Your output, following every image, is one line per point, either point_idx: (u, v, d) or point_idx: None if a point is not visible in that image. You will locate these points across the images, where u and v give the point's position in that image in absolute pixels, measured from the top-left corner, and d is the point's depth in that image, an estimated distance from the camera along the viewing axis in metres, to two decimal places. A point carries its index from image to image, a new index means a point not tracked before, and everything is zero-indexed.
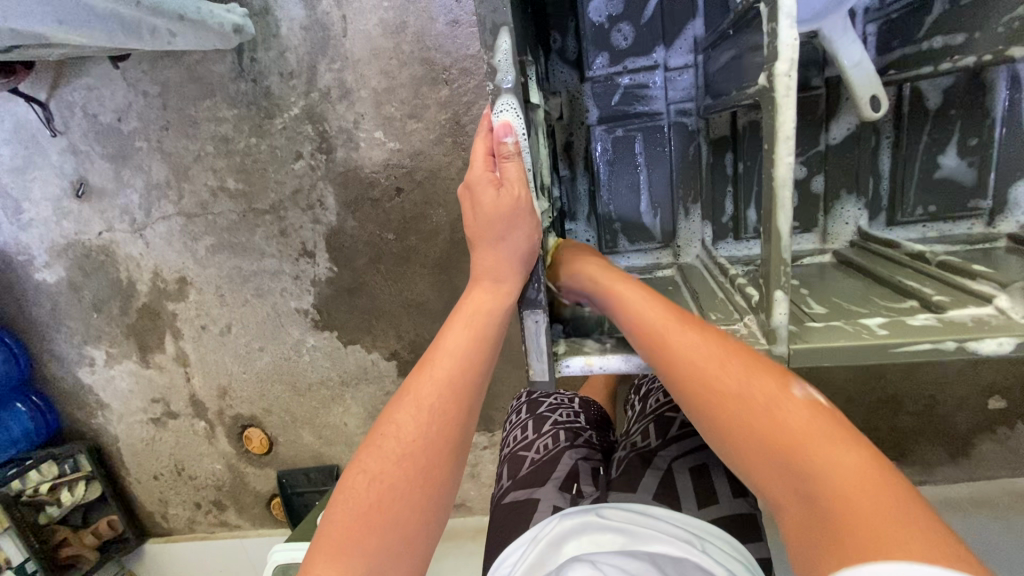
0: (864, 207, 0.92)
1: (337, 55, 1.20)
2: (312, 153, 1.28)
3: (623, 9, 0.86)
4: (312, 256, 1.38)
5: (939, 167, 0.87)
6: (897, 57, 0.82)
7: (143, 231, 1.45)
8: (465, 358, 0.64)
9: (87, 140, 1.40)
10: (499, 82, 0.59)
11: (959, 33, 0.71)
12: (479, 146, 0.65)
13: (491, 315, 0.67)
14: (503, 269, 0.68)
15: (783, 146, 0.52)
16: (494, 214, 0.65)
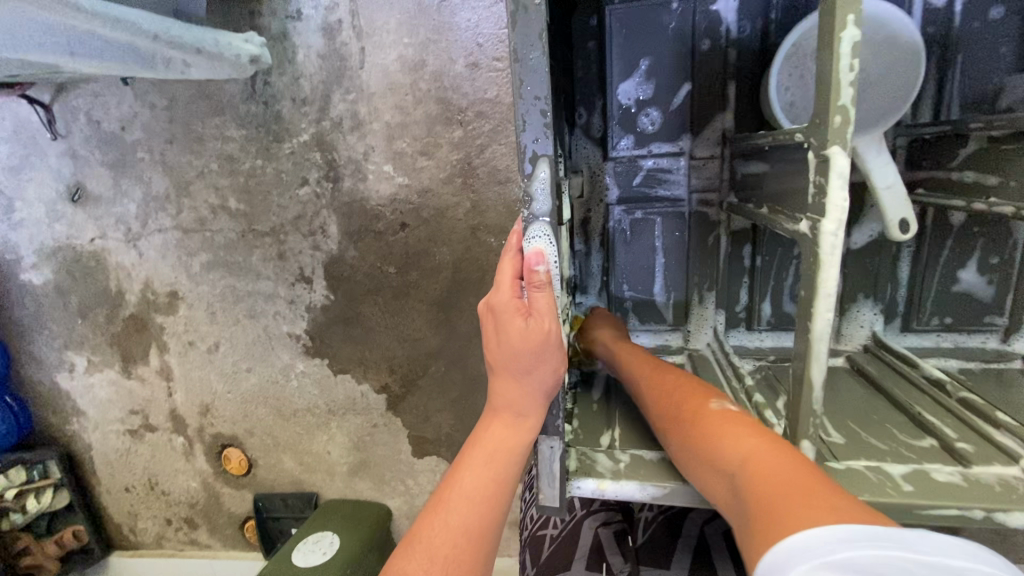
0: (879, 312, 0.88)
1: (352, 86, 1.18)
2: (318, 180, 1.26)
3: (652, 95, 0.85)
4: (309, 283, 1.35)
5: (958, 281, 0.85)
6: (925, 177, 0.82)
7: (137, 242, 1.42)
8: (481, 501, 0.62)
9: (88, 145, 1.36)
10: (533, 209, 0.57)
11: (990, 174, 0.70)
12: (507, 269, 0.61)
13: (511, 454, 0.63)
14: (526, 403, 0.63)
15: (823, 302, 0.53)
16: (519, 348, 0.60)
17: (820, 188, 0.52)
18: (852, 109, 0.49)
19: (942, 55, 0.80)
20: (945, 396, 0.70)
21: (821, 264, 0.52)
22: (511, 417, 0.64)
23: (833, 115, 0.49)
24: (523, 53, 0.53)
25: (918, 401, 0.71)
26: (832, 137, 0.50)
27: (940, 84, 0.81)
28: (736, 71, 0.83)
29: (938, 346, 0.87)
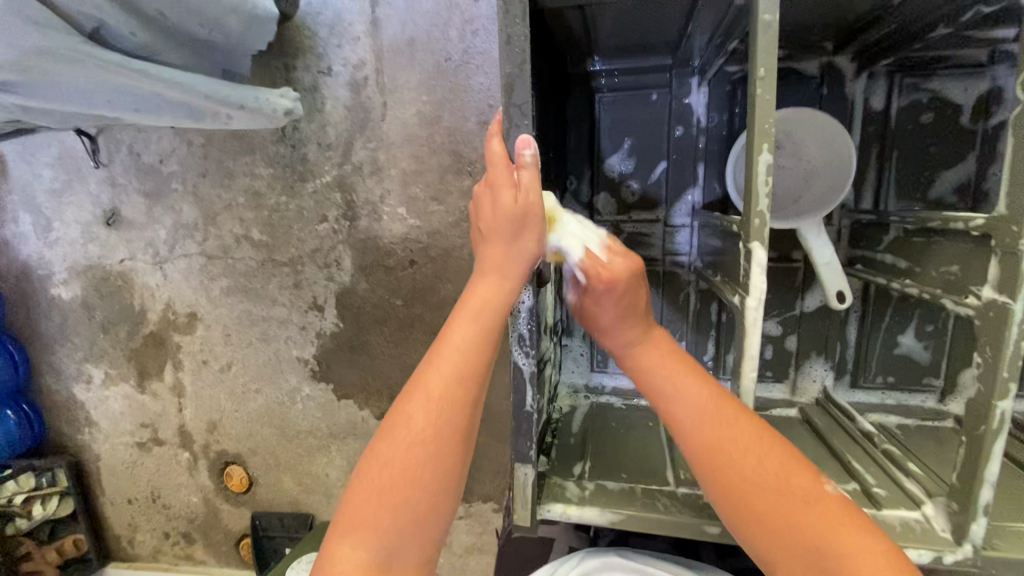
0: (829, 367, 0.95)
1: (374, 136, 1.30)
2: (337, 218, 1.37)
3: (634, 169, 0.94)
4: (320, 311, 1.44)
5: (898, 344, 0.91)
6: (862, 254, 0.87)
7: (164, 265, 1.52)
8: (470, 352, 0.61)
9: (127, 175, 1.49)
10: (513, 121, 0.58)
11: (903, 260, 0.75)
12: (495, 149, 0.60)
13: (497, 309, 0.61)
14: (510, 271, 0.61)
15: (749, 365, 0.57)
16: (509, 213, 0.59)
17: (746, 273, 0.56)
18: (768, 214, 0.52)
19: (882, 149, 0.89)
20: (872, 446, 0.75)
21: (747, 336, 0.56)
22: (493, 292, 0.61)
23: (752, 218, 0.52)
24: (510, 129, 0.59)
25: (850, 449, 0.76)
26: (752, 235, 0.53)
27: (879, 173, 0.89)
28: (706, 154, 0.92)
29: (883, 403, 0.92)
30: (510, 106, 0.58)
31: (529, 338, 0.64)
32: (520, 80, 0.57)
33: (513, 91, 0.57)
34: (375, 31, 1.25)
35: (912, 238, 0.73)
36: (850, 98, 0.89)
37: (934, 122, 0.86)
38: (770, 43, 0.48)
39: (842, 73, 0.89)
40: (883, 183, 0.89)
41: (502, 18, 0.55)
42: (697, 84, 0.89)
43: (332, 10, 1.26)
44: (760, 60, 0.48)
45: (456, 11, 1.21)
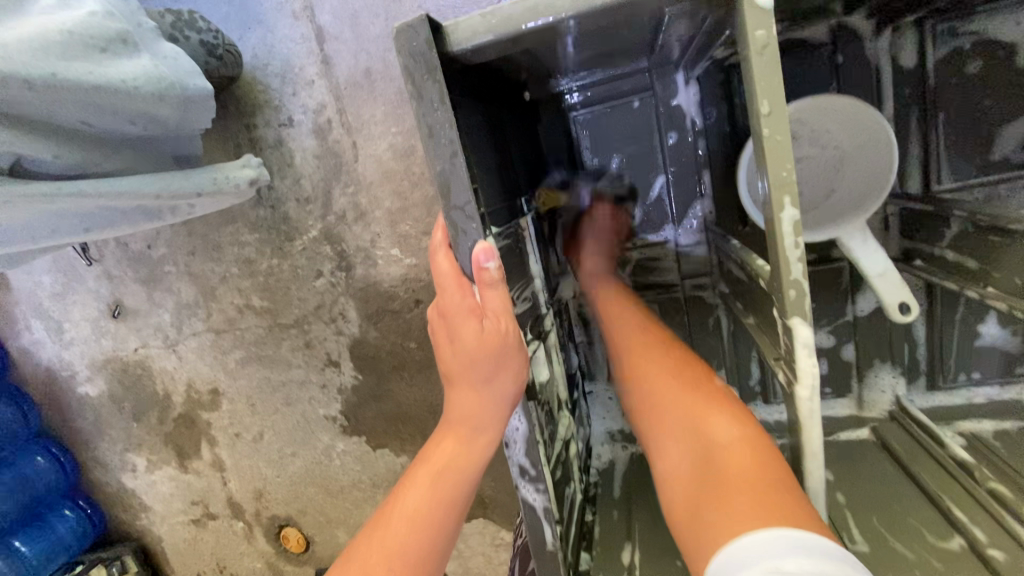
0: (900, 372, 0.84)
1: (350, 180, 1.22)
2: (332, 270, 1.31)
3: (629, 190, 0.85)
4: (337, 366, 1.40)
5: (980, 334, 0.79)
6: (923, 248, 0.74)
7: (176, 347, 1.50)
8: (427, 521, 0.55)
9: (121, 265, 1.46)
10: (459, 228, 0.47)
11: (968, 257, 0.64)
12: (446, 268, 0.49)
13: (463, 473, 0.57)
14: (482, 417, 0.54)
15: (813, 463, 0.45)
16: (477, 357, 0.51)
17: (788, 353, 0.44)
18: (806, 280, 0.41)
19: (925, 113, 0.76)
20: (976, 488, 0.61)
21: (806, 428, 0.44)
22: (458, 439, 0.56)
23: (786, 289, 0.41)
24: (457, 238, 0.48)
25: (942, 487, 0.64)
26: (789, 310, 0.42)
27: (925, 144, 0.77)
28: (710, 160, 0.81)
29: (971, 406, 0.79)
30: (452, 214, 0.47)
31: (536, 470, 0.55)
32: (456, 177, 0.45)
33: (451, 193, 0.46)
34: (328, 69, 1.17)
35: (989, 237, 0.61)
36: (874, 60, 0.77)
37: (984, 70, 0.72)
38: (769, 72, 0.38)
39: (858, 34, 0.76)
40: (932, 152, 0.77)
41: (416, 106, 0.44)
42: (687, 83, 0.79)
43: (279, 57, 1.18)
44: (760, 91, 0.38)
45: None
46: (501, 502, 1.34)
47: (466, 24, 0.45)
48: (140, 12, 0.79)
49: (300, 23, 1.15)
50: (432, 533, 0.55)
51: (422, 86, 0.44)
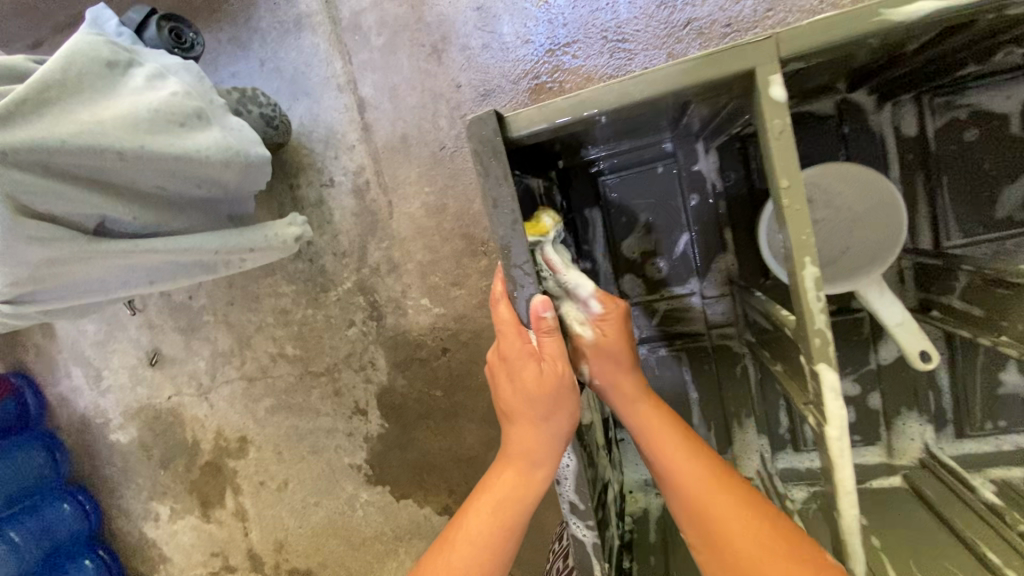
0: (927, 420, 0.84)
1: (385, 235, 1.30)
2: (364, 320, 1.36)
3: (655, 245, 0.90)
4: (364, 414, 1.42)
5: (1002, 382, 0.80)
6: (938, 300, 0.76)
7: (209, 394, 1.54)
8: (488, 548, 0.58)
9: (162, 315, 1.52)
10: (517, 282, 0.55)
11: (976, 306, 0.67)
12: (508, 318, 0.56)
13: (520, 504, 0.59)
14: (539, 453, 0.58)
15: (846, 499, 0.48)
16: (536, 395, 0.56)
17: (816, 396, 0.48)
18: (829, 330, 0.45)
19: (929, 176, 0.79)
20: (1008, 532, 0.61)
21: (838, 467, 0.48)
22: (517, 471, 0.59)
23: (811, 337, 0.46)
24: (516, 291, 0.55)
25: (972, 530, 0.63)
26: (815, 357, 0.46)
27: (932, 204, 0.79)
28: (731, 218, 0.86)
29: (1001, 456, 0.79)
30: (511, 270, 0.54)
31: (585, 505, 0.59)
32: (516, 241, 0.53)
33: (511, 254, 0.53)
34: (367, 135, 1.27)
35: (993, 289, 0.64)
36: (878, 131, 0.80)
37: (982, 138, 0.76)
38: (787, 151, 0.45)
39: (862, 107, 0.80)
40: (941, 215, 0.79)
41: (483, 182, 0.52)
42: (708, 151, 0.85)
43: (324, 125, 1.29)
44: (779, 168, 0.45)
45: (441, 101, 1.22)
46: (525, 557, 1.31)
47: (524, 113, 0.53)
48: (213, 90, 0.88)
49: (343, 95, 1.27)
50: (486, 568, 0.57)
51: (488, 164, 0.52)
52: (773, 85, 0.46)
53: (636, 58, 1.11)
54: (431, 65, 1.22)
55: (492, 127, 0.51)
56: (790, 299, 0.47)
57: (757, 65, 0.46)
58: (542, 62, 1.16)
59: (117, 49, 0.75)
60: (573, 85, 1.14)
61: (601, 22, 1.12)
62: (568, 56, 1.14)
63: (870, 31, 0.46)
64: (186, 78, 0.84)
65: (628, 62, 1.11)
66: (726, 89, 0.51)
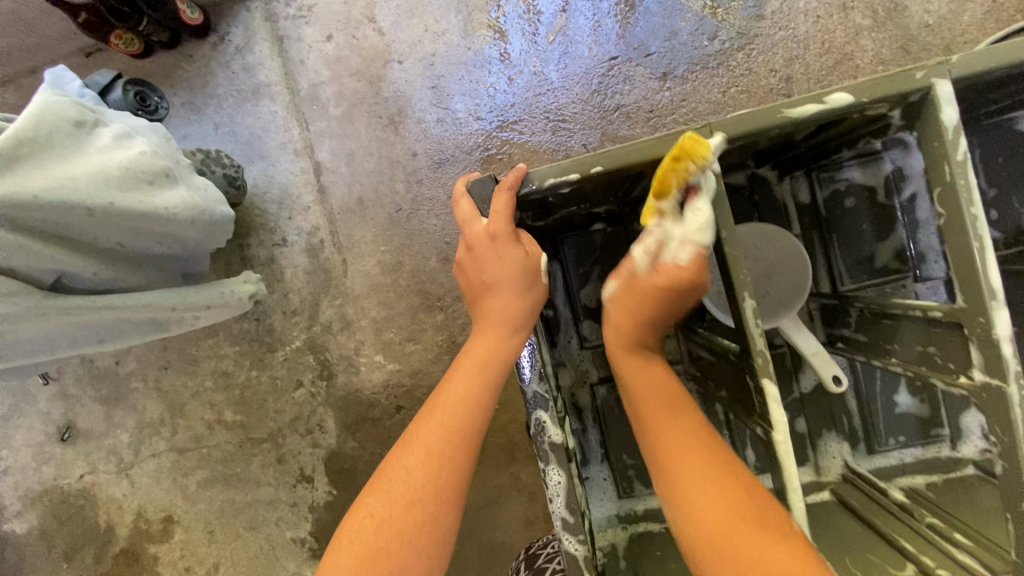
0: (843, 439, 0.89)
1: (339, 292, 1.31)
2: (313, 380, 1.33)
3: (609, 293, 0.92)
4: (310, 481, 1.35)
5: (896, 404, 0.86)
6: (843, 333, 0.86)
7: (130, 470, 1.39)
8: (478, 386, 0.70)
9: (81, 384, 1.39)
10: (495, 235, 0.69)
11: (863, 333, 0.82)
12: (482, 245, 0.70)
13: (496, 364, 0.71)
14: (505, 329, 0.71)
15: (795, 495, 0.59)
16: (503, 306, 0.72)
17: (763, 406, 0.60)
18: (768, 352, 0.58)
19: (823, 237, 0.89)
20: (917, 523, 0.68)
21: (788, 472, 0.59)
22: (494, 335, 0.72)
23: (753, 357, 0.57)
24: (497, 241, 0.69)
25: (896, 531, 0.69)
26: (759, 372, 0.58)
27: (827, 257, 0.89)
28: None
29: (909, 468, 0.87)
30: (495, 225, 0.69)
31: (574, 519, 0.66)
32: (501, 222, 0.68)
33: (496, 245, 0.69)
34: (323, 197, 1.31)
35: (881, 321, 0.78)
36: (780, 200, 0.90)
37: (858, 206, 0.85)
38: (723, 210, 0.60)
39: (767, 180, 0.90)
40: (836, 270, 0.88)
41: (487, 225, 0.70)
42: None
43: (279, 187, 1.32)
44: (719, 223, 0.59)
45: (397, 167, 1.30)
46: None
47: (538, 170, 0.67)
48: (178, 151, 0.89)
49: (299, 159, 1.32)
50: (476, 412, 0.69)
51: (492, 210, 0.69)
52: (709, 160, 0.60)
53: (575, 134, 1.25)
54: (388, 134, 1.30)
55: (489, 189, 0.70)
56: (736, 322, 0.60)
57: (697, 146, 0.61)
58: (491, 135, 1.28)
59: (83, 111, 0.76)
60: (520, 156, 1.26)
61: (543, 104, 1.26)
62: (515, 132, 1.27)
63: (777, 123, 0.61)
64: (152, 139, 0.85)
65: (569, 138, 1.25)
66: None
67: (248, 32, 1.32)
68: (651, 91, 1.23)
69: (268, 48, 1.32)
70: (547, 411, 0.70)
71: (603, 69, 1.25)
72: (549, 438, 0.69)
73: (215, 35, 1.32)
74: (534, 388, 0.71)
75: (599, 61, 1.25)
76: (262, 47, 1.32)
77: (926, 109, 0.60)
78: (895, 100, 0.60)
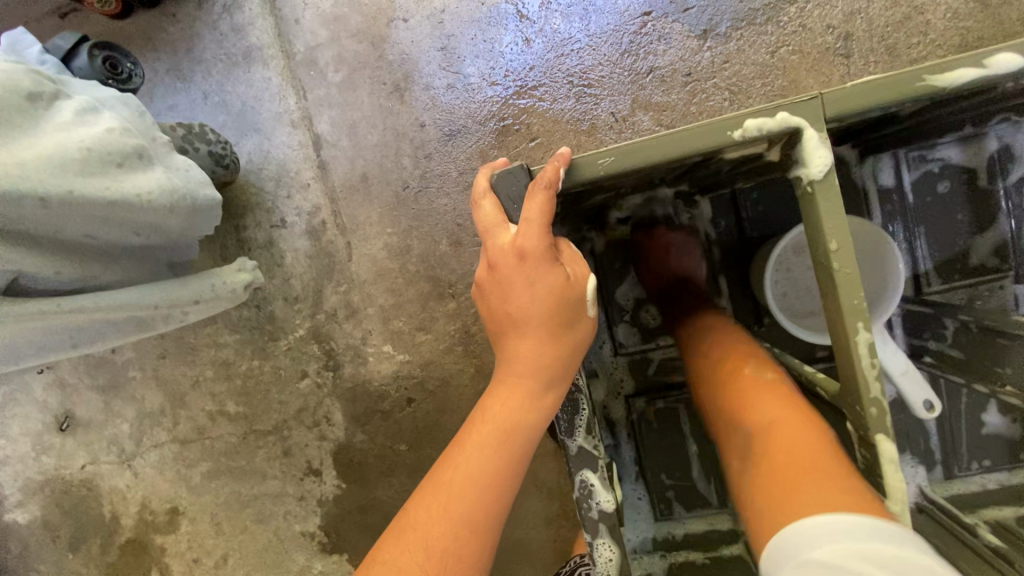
0: (918, 462, 0.81)
1: (343, 278, 1.22)
2: (318, 371, 1.25)
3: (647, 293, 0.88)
4: (319, 475, 1.29)
5: (984, 424, 0.77)
6: (933, 346, 0.78)
7: (132, 461, 1.34)
8: (493, 462, 0.60)
9: (76, 372, 1.33)
10: (526, 254, 0.56)
11: (956, 349, 0.75)
12: (508, 268, 0.57)
13: (521, 428, 0.61)
14: (534, 386, 0.60)
15: None
16: (534, 356, 0.60)
17: (869, 463, 0.51)
18: (883, 399, 0.49)
19: (908, 227, 0.79)
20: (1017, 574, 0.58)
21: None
22: (519, 393, 0.61)
23: (867, 406, 0.49)
24: (527, 263, 0.56)
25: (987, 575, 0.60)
26: (873, 426, 0.49)
27: (913, 250, 0.79)
28: (724, 265, 0.85)
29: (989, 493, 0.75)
30: (523, 244, 0.55)
31: None
32: (535, 235, 0.55)
33: (527, 266, 0.56)
34: (323, 173, 1.20)
35: (992, 338, 0.69)
36: (859, 183, 0.79)
37: (953, 191, 0.76)
38: (836, 214, 0.49)
39: (843, 160, 0.79)
40: (922, 268, 0.79)
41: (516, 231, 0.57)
42: (698, 198, 0.84)
43: (275, 162, 1.20)
44: (829, 229, 0.49)
45: (404, 140, 1.18)
46: None
47: (586, 162, 0.55)
48: (155, 126, 0.78)
49: (297, 132, 1.20)
50: (492, 491, 0.59)
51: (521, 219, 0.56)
52: (817, 149, 0.49)
53: (602, 102, 1.11)
54: (393, 103, 1.18)
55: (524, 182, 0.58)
56: (842, 365, 0.50)
57: (805, 125, 0.50)
58: (507, 103, 1.15)
59: (40, 81, 0.66)
60: (540, 127, 1.13)
61: (566, 67, 1.13)
62: (535, 99, 1.14)
63: (910, 95, 0.49)
64: (123, 112, 0.74)
65: (595, 106, 1.12)
66: (762, 146, 0.53)
67: None
68: (689, 52, 1.09)
69: (259, 5, 1.19)
70: (594, 472, 0.62)
71: (634, 26, 1.10)
72: (597, 506, 0.61)
73: None
74: (578, 441, 0.64)
75: (630, 17, 1.10)
76: (252, 4, 1.19)
77: None
78: None
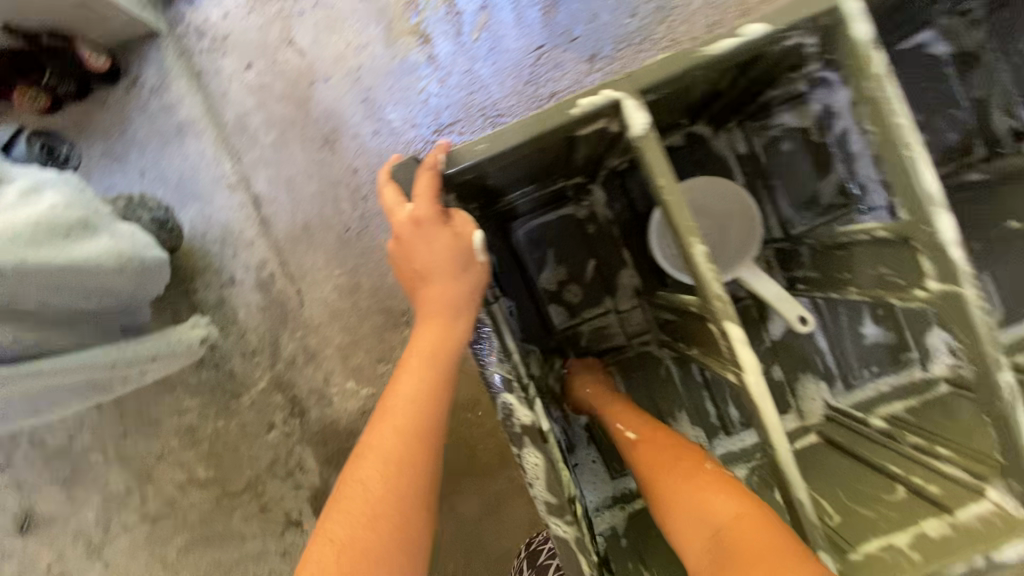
0: (820, 379, 0.91)
1: (298, 324, 1.26)
2: (285, 420, 1.27)
3: (566, 273, 0.95)
4: (299, 525, 1.28)
5: (864, 335, 0.89)
6: (803, 275, 0.89)
7: (102, 550, 1.30)
8: (426, 385, 0.65)
9: (34, 467, 1.29)
10: (421, 222, 0.66)
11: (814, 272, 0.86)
12: (409, 236, 0.67)
13: (446, 352, 0.67)
14: (449, 318, 0.67)
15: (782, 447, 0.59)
16: (445, 298, 0.68)
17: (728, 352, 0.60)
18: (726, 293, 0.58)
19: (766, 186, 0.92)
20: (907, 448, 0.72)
21: (763, 409, 0.59)
22: (437, 324, 0.67)
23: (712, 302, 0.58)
24: (423, 229, 0.66)
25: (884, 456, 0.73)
26: (721, 316, 0.58)
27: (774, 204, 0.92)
28: (625, 238, 0.94)
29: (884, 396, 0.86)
30: (417, 215, 0.66)
31: (558, 500, 0.66)
32: (427, 209, 0.66)
33: (424, 233, 0.66)
34: (266, 228, 1.26)
35: (835, 252, 0.81)
36: (720, 154, 0.92)
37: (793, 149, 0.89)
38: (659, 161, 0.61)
39: (702, 137, 0.91)
40: (784, 217, 0.91)
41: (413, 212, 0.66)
42: (592, 186, 0.92)
43: (218, 225, 1.26)
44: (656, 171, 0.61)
45: (340, 186, 1.26)
46: None
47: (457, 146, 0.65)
48: (95, 199, 0.83)
49: (236, 194, 1.26)
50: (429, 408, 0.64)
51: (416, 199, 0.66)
52: (635, 116, 0.61)
53: None
54: (325, 155, 1.27)
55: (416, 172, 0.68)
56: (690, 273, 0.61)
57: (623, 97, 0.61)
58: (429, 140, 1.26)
59: None
60: None
61: (478, 102, 1.25)
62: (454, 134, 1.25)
63: (697, 62, 0.62)
64: (63, 186, 0.77)
65: None
66: (603, 120, 0.64)
67: (161, 72, 1.27)
68: (582, 75, 1.24)
69: (185, 84, 1.27)
70: (512, 393, 0.69)
71: (531, 59, 1.25)
72: (518, 421, 0.69)
73: (127, 79, 1.27)
74: (493, 370, 0.70)
75: (525, 52, 1.25)
76: (179, 83, 1.27)
77: (839, 34, 0.60)
78: (808, 27, 0.61)
